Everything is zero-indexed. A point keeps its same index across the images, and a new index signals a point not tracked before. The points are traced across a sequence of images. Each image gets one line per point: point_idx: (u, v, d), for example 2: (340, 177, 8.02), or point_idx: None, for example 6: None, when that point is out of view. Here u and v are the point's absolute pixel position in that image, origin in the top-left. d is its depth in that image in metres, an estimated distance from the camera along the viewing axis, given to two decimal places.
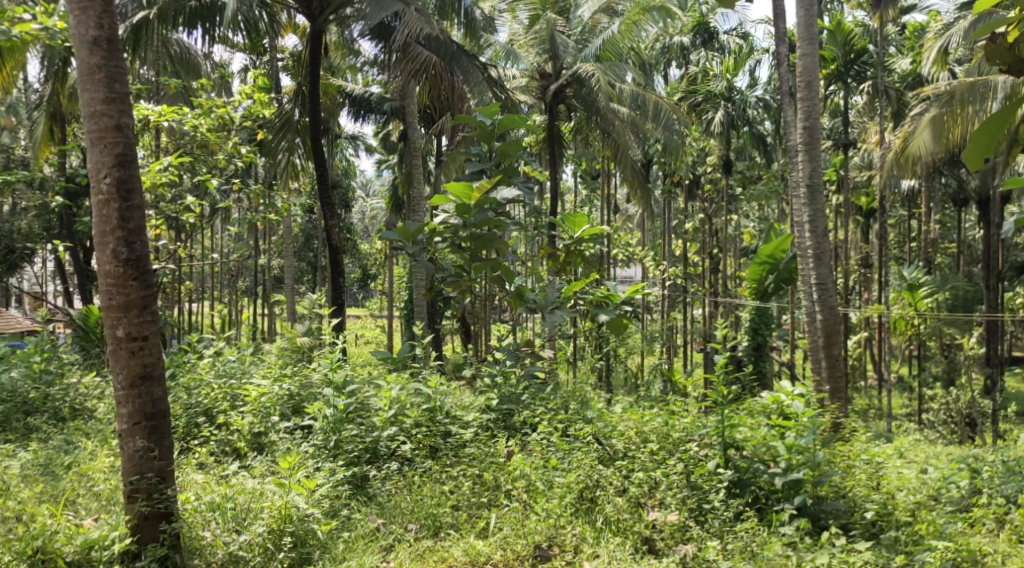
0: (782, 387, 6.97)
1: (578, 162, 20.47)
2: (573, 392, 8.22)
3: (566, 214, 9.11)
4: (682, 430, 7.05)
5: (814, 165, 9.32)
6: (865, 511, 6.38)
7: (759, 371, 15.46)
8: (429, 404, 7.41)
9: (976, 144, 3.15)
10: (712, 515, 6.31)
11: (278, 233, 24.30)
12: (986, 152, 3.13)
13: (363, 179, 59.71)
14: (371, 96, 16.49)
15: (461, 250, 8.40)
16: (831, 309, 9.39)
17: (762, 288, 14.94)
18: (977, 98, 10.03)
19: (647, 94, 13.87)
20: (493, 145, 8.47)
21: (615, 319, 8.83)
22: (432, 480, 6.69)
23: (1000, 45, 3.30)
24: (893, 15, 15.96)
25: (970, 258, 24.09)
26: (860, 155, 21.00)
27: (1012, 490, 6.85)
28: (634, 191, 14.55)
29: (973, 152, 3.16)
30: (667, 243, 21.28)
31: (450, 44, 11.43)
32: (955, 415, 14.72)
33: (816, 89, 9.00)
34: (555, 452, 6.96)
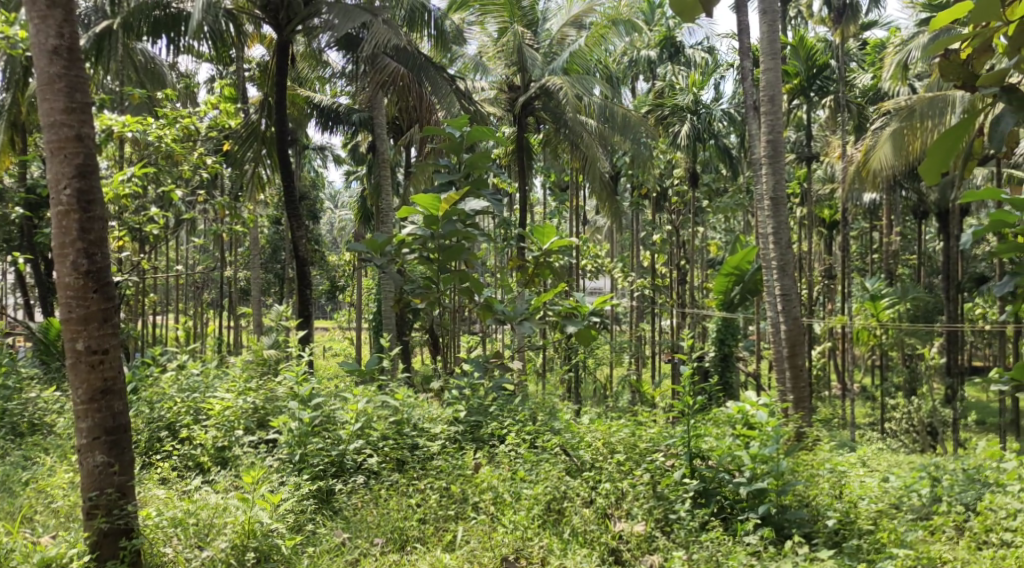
0: (746, 397, 7.05)
1: (547, 174, 20.55)
2: (541, 403, 8.25)
3: (534, 225, 9.20)
4: (649, 440, 7.09)
5: (777, 178, 9.45)
6: (829, 520, 6.42)
7: (726, 382, 15.56)
8: (396, 417, 7.43)
9: (932, 160, 3.18)
10: (678, 526, 6.32)
11: (244, 245, 24.11)
12: (941, 168, 3.17)
13: (332, 191, 59.45)
14: (340, 106, 16.48)
15: (430, 262, 8.37)
16: (796, 320, 9.49)
17: (728, 299, 15.13)
18: (936, 112, 10.28)
19: (616, 107, 14.13)
20: (462, 156, 8.49)
21: (582, 330, 8.84)
22: (399, 493, 6.66)
23: (953, 60, 3.36)
24: (853, 30, 16.34)
25: (931, 270, 24.45)
26: (824, 167, 21.30)
27: (971, 498, 6.92)
28: (603, 203, 14.64)
29: (929, 167, 3.19)
30: (635, 255, 21.40)
31: (419, 54, 11.57)
32: (917, 424, 14.91)
33: (780, 103, 9.14)
34: (523, 463, 6.99)
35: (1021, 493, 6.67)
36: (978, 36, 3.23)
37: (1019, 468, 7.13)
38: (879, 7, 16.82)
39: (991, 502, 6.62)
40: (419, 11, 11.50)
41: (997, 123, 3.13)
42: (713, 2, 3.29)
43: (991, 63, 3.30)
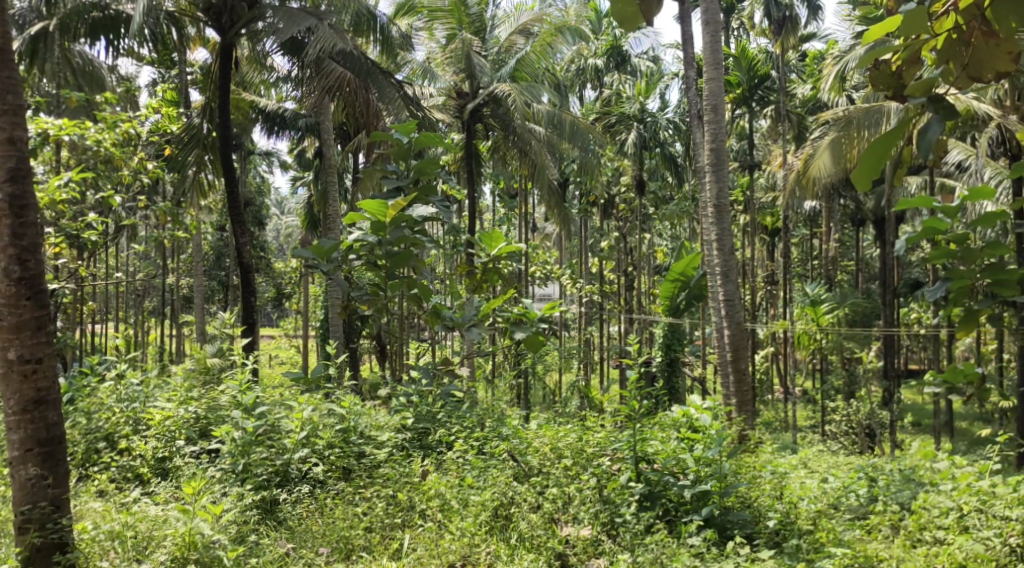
0: (691, 401, 7.16)
1: (495, 181, 20.61)
2: (489, 409, 8.27)
3: (482, 231, 9.22)
4: (595, 445, 7.12)
5: (721, 184, 9.59)
6: (770, 521, 6.56)
7: (671, 387, 15.72)
8: (343, 425, 7.36)
9: (863, 166, 3.27)
10: (624, 529, 6.37)
11: (187, 251, 23.72)
12: (873, 174, 3.24)
13: (277, 197, 58.85)
14: (286, 112, 16.36)
15: (377, 268, 8.33)
16: (739, 324, 9.63)
17: (675, 304, 15.20)
18: (873, 122, 10.55)
19: (564, 114, 14.13)
20: (410, 162, 8.48)
21: (531, 336, 8.85)
22: (345, 501, 6.61)
23: (884, 72, 3.50)
24: (793, 41, 16.78)
25: (868, 275, 25.07)
26: (766, 175, 21.72)
27: (906, 498, 7.07)
28: (551, 210, 14.69)
29: (860, 173, 3.28)
30: (583, 262, 21.55)
31: (366, 60, 11.50)
32: (856, 426, 15.23)
33: (723, 112, 9.30)
34: (471, 470, 7.00)
35: (953, 491, 6.80)
36: (909, 48, 3.34)
37: (951, 467, 7.29)
38: (818, 19, 17.20)
39: (927, 502, 6.70)
40: (366, 17, 11.40)
41: (926, 130, 3.19)
42: (654, 11, 3.34)
43: (921, 75, 3.40)
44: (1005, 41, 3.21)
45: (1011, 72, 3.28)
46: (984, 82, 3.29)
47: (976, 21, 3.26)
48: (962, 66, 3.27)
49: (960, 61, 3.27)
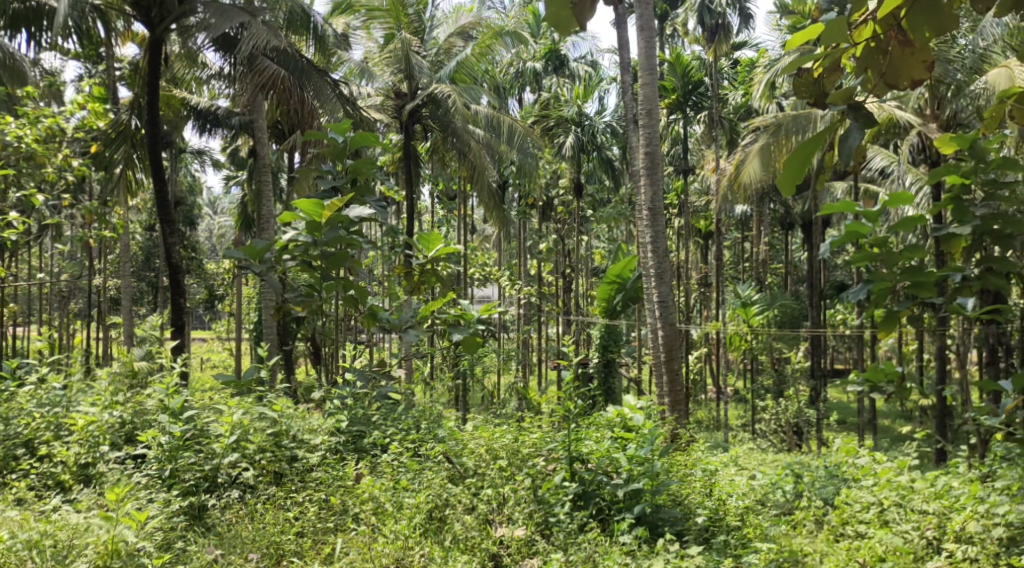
0: (625, 401, 7.32)
1: (434, 183, 20.55)
2: (425, 411, 8.27)
3: (420, 233, 9.21)
4: (530, 446, 7.17)
5: (656, 188, 9.70)
6: (699, 517, 6.63)
7: (607, 387, 15.84)
8: (275, 429, 7.20)
9: (786, 172, 3.35)
10: (557, 528, 6.40)
11: (115, 252, 23.12)
12: (795, 179, 3.33)
13: (210, 196, 57.72)
14: (219, 110, 16.10)
15: (312, 269, 8.20)
16: (673, 325, 9.74)
17: (611, 306, 15.32)
18: (801, 128, 10.77)
19: (502, 117, 14.27)
20: (346, 162, 8.42)
21: (468, 338, 8.87)
22: (276, 506, 6.54)
23: (808, 79, 3.59)
24: (725, 49, 17.09)
25: (796, 278, 25.65)
26: (699, 179, 22.10)
27: (830, 493, 7.24)
28: (490, 213, 14.66)
29: (785, 178, 3.36)
30: (521, 263, 21.62)
31: (300, 58, 11.32)
32: (785, 424, 15.56)
33: (658, 118, 9.42)
34: (405, 472, 6.96)
35: (874, 487, 6.99)
36: (830, 56, 3.42)
37: (871, 462, 7.48)
38: (749, 28, 17.53)
39: (848, 496, 6.92)
40: (300, 15, 11.23)
41: (844, 134, 3.25)
42: (587, 15, 3.37)
43: (841, 83, 3.49)
44: (920, 50, 3.31)
45: (927, 79, 3.38)
46: (900, 89, 3.40)
47: (892, 31, 3.35)
48: (879, 74, 3.37)
49: (877, 69, 3.36)
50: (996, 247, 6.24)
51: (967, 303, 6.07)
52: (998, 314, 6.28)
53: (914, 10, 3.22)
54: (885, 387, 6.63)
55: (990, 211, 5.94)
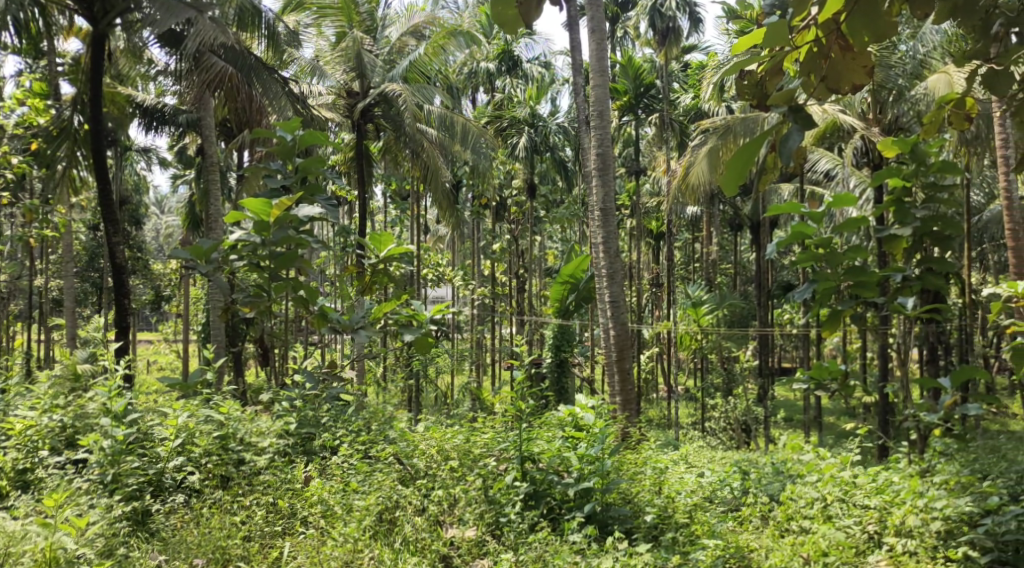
0: (577, 401, 7.24)
1: (386, 183, 20.42)
2: (376, 412, 8.22)
3: (371, 232, 9.13)
4: (482, 446, 7.18)
5: (607, 189, 9.76)
6: (648, 515, 6.66)
7: (560, 387, 15.85)
8: (221, 431, 7.08)
9: (730, 172, 3.39)
10: (507, 528, 6.40)
11: (57, 252, 22.56)
12: (737, 181, 3.37)
13: (157, 196, 56.72)
14: (166, 107, 15.85)
15: (260, 269, 8.04)
16: (624, 325, 9.80)
17: (564, 306, 15.37)
18: (747, 131, 10.92)
19: (455, 117, 14.32)
20: (294, 161, 8.31)
21: (420, 339, 8.82)
22: (223, 510, 6.42)
23: (751, 80, 3.67)
24: (675, 52, 17.25)
25: (745, 278, 25.97)
26: (651, 181, 22.29)
27: (776, 489, 7.35)
28: (444, 213, 14.56)
29: (728, 180, 3.41)
30: (474, 264, 21.58)
31: (249, 55, 11.13)
32: (735, 422, 15.75)
33: (609, 120, 9.48)
34: (355, 474, 6.91)
35: (818, 482, 7.10)
36: (774, 59, 3.49)
37: (815, 459, 7.62)
38: (699, 32, 17.72)
39: (793, 492, 7.00)
40: (250, 12, 11.12)
41: (786, 137, 3.31)
42: (533, 16, 3.37)
43: (783, 85, 3.56)
44: (860, 56, 3.40)
45: (866, 84, 3.48)
46: (842, 93, 3.49)
47: (833, 35, 3.40)
48: (821, 78, 3.45)
49: (820, 73, 3.44)
50: (935, 247, 6.38)
51: (907, 303, 6.21)
52: (938, 313, 6.44)
53: (855, 14, 3.27)
54: (829, 384, 6.75)
55: (930, 213, 6.13)
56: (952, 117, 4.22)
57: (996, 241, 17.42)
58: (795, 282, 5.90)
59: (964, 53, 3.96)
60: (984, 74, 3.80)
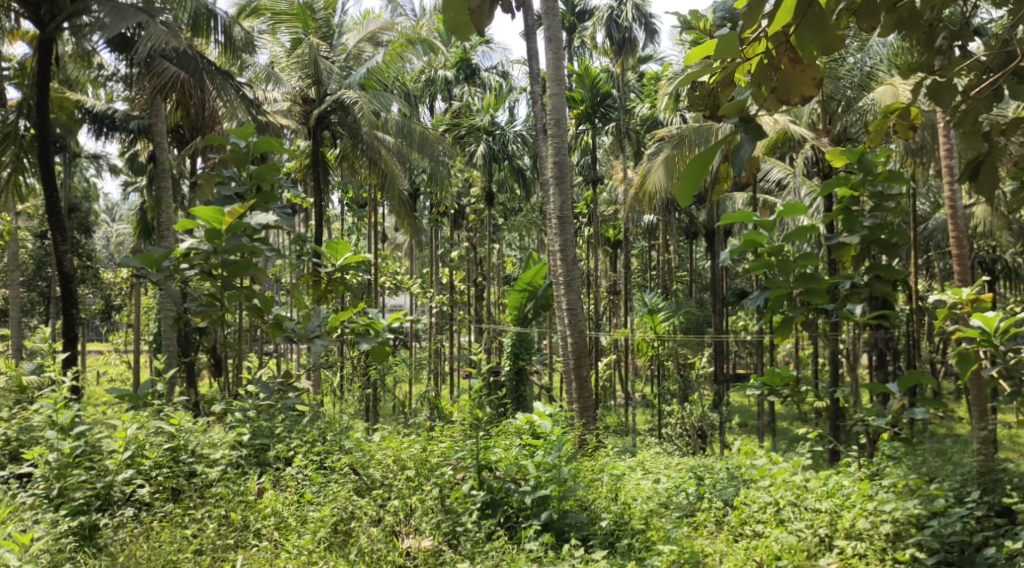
0: (534, 408, 7.42)
1: (343, 190, 20.29)
2: (331, 421, 8.14)
3: (328, 240, 9.06)
4: (438, 455, 6.99)
5: (564, 198, 9.79)
6: (604, 521, 6.68)
7: (518, 396, 15.81)
8: (172, 443, 6.98)
9: (684, 182, 3.41)
10: (464, 538, 6.36)
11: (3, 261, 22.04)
12: (692, 190, 3.40)
13: (108, 203, 55.84)
14: (116, 112, 15.76)
15: (212, 278, 7.92)
16: (581, 333, 9.83)
17: (522, 314, 15.37)
18: (703, 140, 11.06)
19: (413, 125, 14.18)
20: (248, 168, 8.17)
21: (377, 347, 8.77)
22: (173, 524, 6.29)
23: (702, 92, 3.71)
24: (632, 63, 17.37)
25: (701, 286, 26.22)
26: (608, 189, 22.45)
27: (730, 494, 7.48)
28: (401, 221, 14.52)
29: (682, 190, 3.42)
30: (432, 272, 21.50)
31: (201, 60, 10.95)
32: (691, 428, 15.85)
33: (566, 128, 9.45)
34: (310, 485, 6.87)
35: (770, 487, 7.18)
36: (725, 70, 3.54)
37: (768, 464, 7.72)
38: (655, 42, 17.88)
39: (746, 497, 7.11)
40: (204, 17, 11.00)
41: (738, 147, 3.33)
42: (487, 22, 3.36)
43: (734, 96, 3.60)
44: (809, 68, 3.45)
45: (816, 96, 3.52)
46: (792, 105, 3.53)
47: (783, 47, 3.45)
48: (771, 90, 3.49)
49: (769, 85, 3.48)
50: (883, 255, 6.51)
51: (856, 310, 6.33)
52: (885, 320, 6.57)
53: (802, 27, 3.29)
54: (781, 390, 6.86)
55: (877, 222, 6.23)
56: (897, 127, 4.29)
57: (942, 249, 17.79)
58: (751, 296, 5.96)
59: (909, 65, 4.02)
60: (930, 85, 3.84)
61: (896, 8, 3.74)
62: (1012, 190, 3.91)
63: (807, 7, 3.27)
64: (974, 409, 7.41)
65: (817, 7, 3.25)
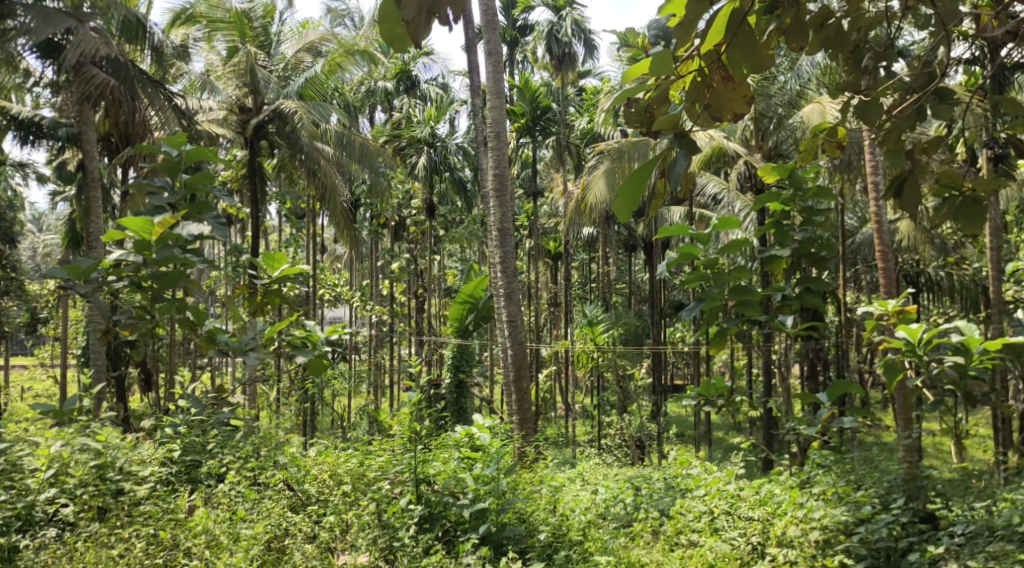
0: (473, 421, 7.37)
1: (282, 201, 20.02)
2: (266, 437, 8.00)
3: (265, 251, 8.89)
4: (377, 469, 7.00)
5: (504, 210, 9.81)
6: (542, 534, 6.60)
7: (459, 409, 15.74)
8: (99, 461, 6.79)
9: (622, 199, 3.41)
10: (402, 553, 6.24)
11: None
12: (632, 205, 3.40)
13: (35, 212, 54.26)
14: (43, 120, 15.36)
15: (142, 290, 7.70)
16: (521, 345, 9.81)
17: (463, 326, 15.30)
18: (640, 154, 11.16)
19: (353, 135, 14.13)
20: (180, 178, 7.97)
21: (314, 361, 8.62)
22: (99, 544, 6.07)
23: (637, 107, 3.73)
24: (572, 77, 17.50)
25: (640, 298, 26.47)
26: (548, 202, 22.56)
27: (666, 504, 7.58)
28: (341, 233, 14.35)
29: (620, 205, 3.43)
30: (372, 284, 21.34)
31: (131, 67, 10.75)
32: (629, 439, 15.91)
33: (506, 141, 9.45)
34: (243, 502, 6.73)
35: (705, 496, 7.31)
36: (659, 88, 3.55)
37: (702, 473, 7.86)
38: (595, 57, 18.02)
39: (682, 507, 7.24)
40: (136, 24, 10.79)
41: (674, 162, 3.35)
42: (421, 34, 3.30)
43: (668, 112, 3.63)
44: (740, 86, 3.50)
45: (747, 112, 3.58)
46: (725, 121, 3.59)
47: (715, 65, 3.50)
48: (704, 106, 3.55)
49: (703, 102, 3.53)
50: (813, 268, 6.65)
51: (788, 321, 6.47)
52: (814, 331, 6.75)
53: (733, 46, 3.33)
54: (715, 400, 6.97)
55: (806, 235, 6.39)
56: (825, 146, 4.38)
57: (868, 263, 18.29)
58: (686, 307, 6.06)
59: (837, 84, 4.10)
60: (856, 105, 3.93)
61: (823, 28, 3.81)
62: (934, 207, 4.01)
63: (737, 25, 3.32)
64: (900, 417, 7.57)
65: (746, 26, 3.30)
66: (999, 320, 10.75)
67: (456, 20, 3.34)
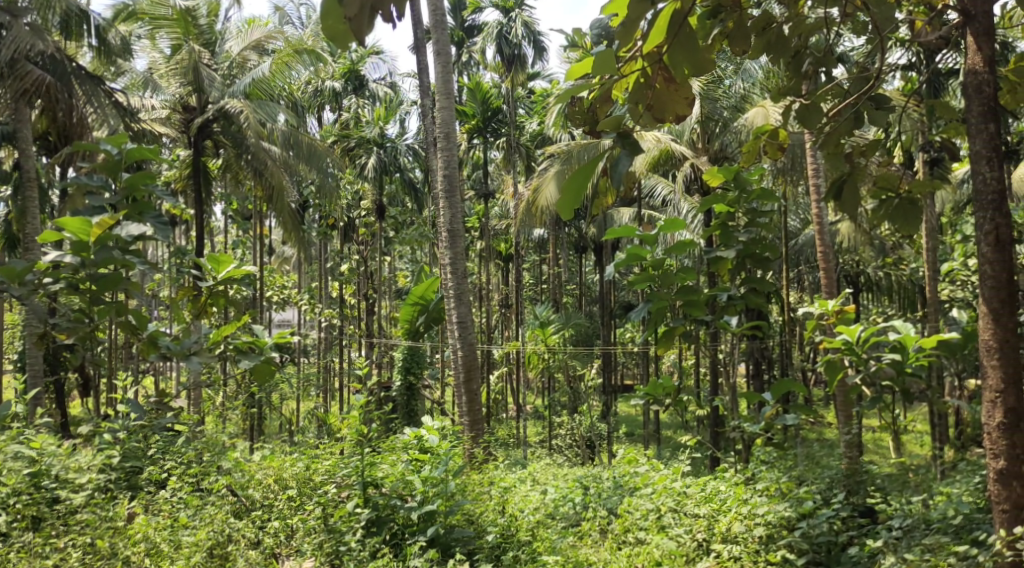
0: (422, 423, 7.27)
1: (228, 202, 19.71)
2: (210, 441, 7.87)
3: (210, 254, 8.73)
4: (324, 473, 6.93)
5: (454, 212, 9.73)
6: (490, 535, 6.55)
7: (410, 411, 15.62)
8: (33, 469, 6.66)
9: (565, 197, 3.39)
10: (347, 557, 6.18)
11: None
12: (575, 203, 3.40)
13: None
14: None
15: (79, 291, 7.48)
16: (471, 346, 9.77)
17: (413, 328, 15.18)
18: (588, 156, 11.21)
19: (301, 135, 13.90)
20: (120, 176, 7.77)
21: (260, 365, 8.49)
22: (32, 554, 5.88)
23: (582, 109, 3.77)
24: (522, 78, 17.44)
25: (589, 299, 26.58)
26: (498, 203, 22.53)
27: (614, 503, 7.60)
28: (289, 234, 14.16)
29: (564, 203, 3.42)
30: (321, 285, 21.11)
31: (68, 64, 10.51)
32: (580, 439, 15.91)
33: (455, 142, 9.40)
34: (185, 509, 6.59)
35: (652, 494, 7.38)
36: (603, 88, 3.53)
37: (650, 471, 7.91)
38: (544, 59, 18.02)
39: (629, 505, 7.29)
40: (76, 18, 10.55)
41: (618, 160, 3.30)
42: (366, 32, 3.25)
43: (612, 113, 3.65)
44: (682, 88, 3.55)
45: (688, 115, 3.64)
46: (667, 122, 3.63)
47: (658, 66, 3.51)
48: (646, 107, 3.56)
49: (645, 102, 3.55)
50: (758, 269, 6.73)
51: (732, 321, 6.54)
52: (758, 331, 6.82)
53: (674, 46, 3.32)
54: (663, 399, 6.99)
55: (751, 237, 6.44)
56: (767, 148, 4.42)
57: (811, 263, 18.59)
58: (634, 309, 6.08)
59: (779, 87, 4.13)
60: (798, 108, 3.96)
61: (764, 31, 3.86)
62: (871, 208, 4.06)
63: (678, 26, 3.30)
64: (842, 414, 7.68)
65: (686, 27, 3.28)
66: (936, 319, 10.95)
67: (400, 17, 3.28)
